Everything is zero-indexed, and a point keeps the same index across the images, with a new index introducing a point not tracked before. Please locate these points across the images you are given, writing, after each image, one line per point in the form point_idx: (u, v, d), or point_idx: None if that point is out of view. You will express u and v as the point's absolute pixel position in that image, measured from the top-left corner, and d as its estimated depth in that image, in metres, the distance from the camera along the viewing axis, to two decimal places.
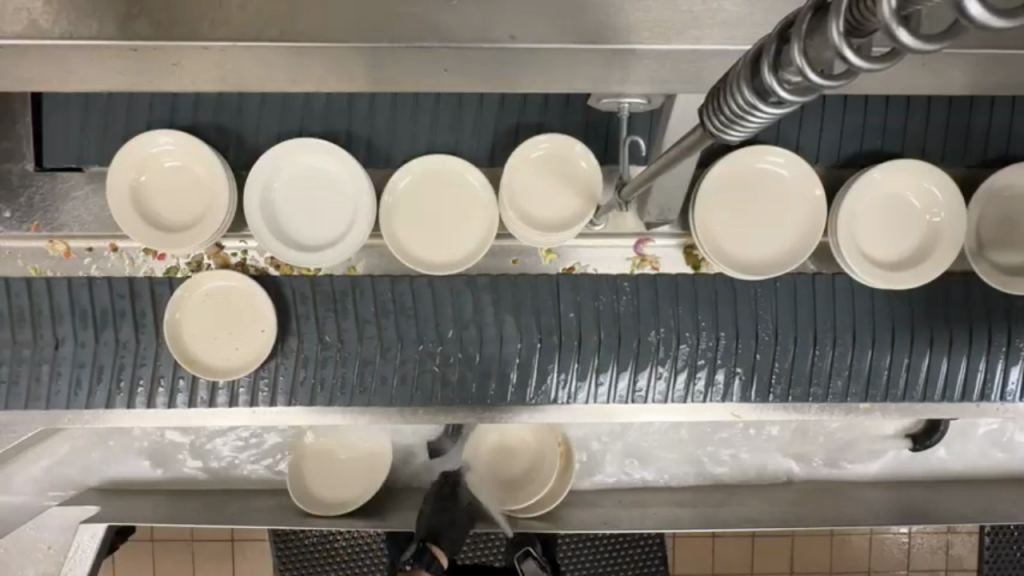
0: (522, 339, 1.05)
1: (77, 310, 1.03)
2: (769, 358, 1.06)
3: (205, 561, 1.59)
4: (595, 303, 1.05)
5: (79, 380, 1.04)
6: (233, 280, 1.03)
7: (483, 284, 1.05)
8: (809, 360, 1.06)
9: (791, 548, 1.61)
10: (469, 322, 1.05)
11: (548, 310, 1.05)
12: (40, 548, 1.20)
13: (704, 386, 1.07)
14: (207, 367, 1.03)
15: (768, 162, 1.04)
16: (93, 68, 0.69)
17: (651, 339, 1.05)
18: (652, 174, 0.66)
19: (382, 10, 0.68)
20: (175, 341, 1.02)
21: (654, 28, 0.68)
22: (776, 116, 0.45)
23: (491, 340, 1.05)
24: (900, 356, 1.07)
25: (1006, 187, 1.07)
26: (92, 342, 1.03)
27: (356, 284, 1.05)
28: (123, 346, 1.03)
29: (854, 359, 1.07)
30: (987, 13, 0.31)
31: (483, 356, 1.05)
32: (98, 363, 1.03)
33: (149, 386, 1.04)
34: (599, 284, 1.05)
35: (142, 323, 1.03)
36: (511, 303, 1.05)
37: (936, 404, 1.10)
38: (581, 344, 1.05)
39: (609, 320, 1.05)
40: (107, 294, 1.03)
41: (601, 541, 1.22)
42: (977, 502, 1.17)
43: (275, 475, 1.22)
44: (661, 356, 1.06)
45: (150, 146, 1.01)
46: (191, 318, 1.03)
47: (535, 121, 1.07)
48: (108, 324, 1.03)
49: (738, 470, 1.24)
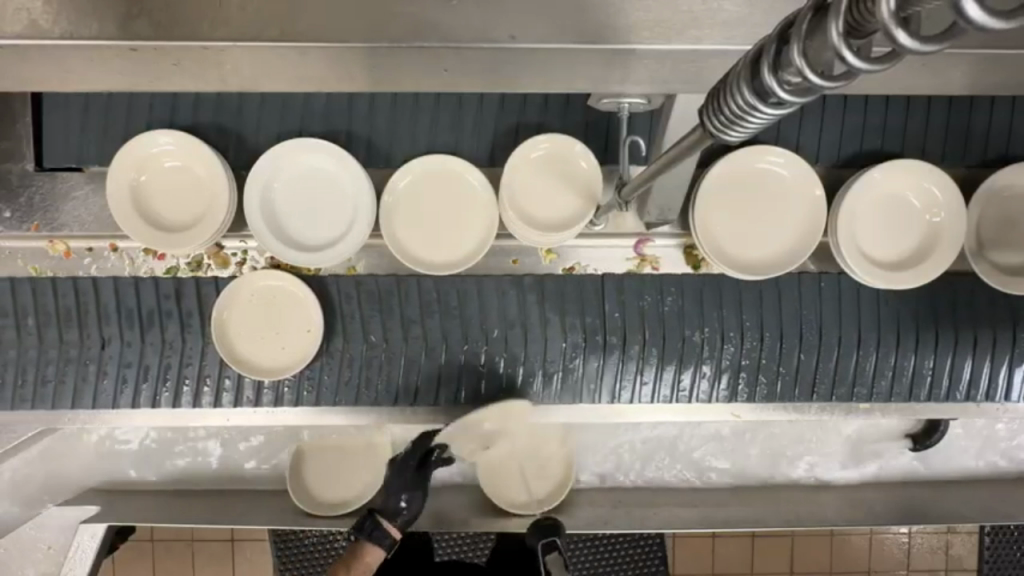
0: (566, 339, 1.06)
1: (123, 310, 1.04)
2: (813, 359, 1.07)
3: (206, 561, 1.59)
4: (640, 303, 1.06)
5: (125, 379, 1.05)
6: (280, 280, 1.04)
7: (530, 284, 1.06)
8: (854, 361, 1.08)
9: (790, 548, 1.61)
10: (515, 322, 1.06)
11: (593, 309, 1.06)
12: (40, 547, 1.20)
13: (749, 386, 1.08)
14: (253, 367, 1.04)
15: (768, 162, 1.04)
16: (94, 68, 0.70)
17: (695, 339, 1.06)
18: (652, 174, 0.66)
19: (382, 11, 0.68)
20: (222, 341, 1.03)
21: (654, 28, 0.68)
22: (776, 116, 0.45)
23: (535, 340, 1.06)
24: (944, 356, 1.08)
25: (1006, 186, 1.07)
26: (138, 342, 1.04)
27: (402, 284, 1.05)
28: (169, 345, 1.04)
29: (898, 359, 1.08)
30: (985, 15, 0.31)
31: (527, 356, 1.06)
32: (143, 364, 1.05)
33: (194, 386, 1.06)
34: (645, 284, 1.06)
35: (189, 322, 1.04)
36: (557, 304, 1.06)
37: (935, 403, 1.11)
38: (625, 345, 1.06)
39: (654, 321, 1.06)
40: (154, 295, 1.04)
41: (601, 542, 1.22)
42: (978, 502, 1.17)
43: (279, 476, 1.22)
44: (706, 356, 1.07)
45: (150, 146, 1.01)
46: (237, 319, 1.04)
47: (535, 121, 1.07)
48: (157, 324, 1.04)
49: (739, 470, 1.24)
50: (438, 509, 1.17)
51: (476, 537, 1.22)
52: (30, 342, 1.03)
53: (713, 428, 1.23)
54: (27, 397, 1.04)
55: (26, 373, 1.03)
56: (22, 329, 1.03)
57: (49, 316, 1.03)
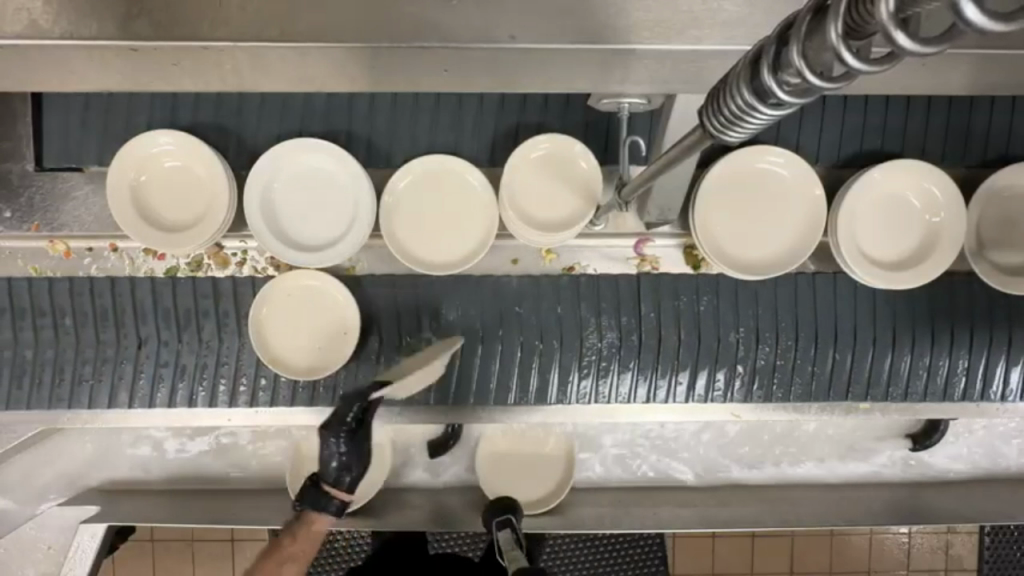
0: (602, 338, 1.07)
1: (161, 311, 1.05)
2: (847, 360, 1.08)
3: (206, 561, 1.60)
4: (676, 303, 1.07)
5: (162, 377, 1.06)
6: (316, 280, 1.05)
7: (566, 284, 1.07)
8: (888, 361, 1.08)
9: (790, 548, 1.61)
10: (554, 322, 1.07)
11: (629, 309, 1.07)
12: (40, 548, 1.20)
13: (785, 389, 1.09)
14: (290, 367, 1.05)
15: (767, 162, 1.04)
16: (93, 68, 0.70)
17: (731, 339, 1.07)
18: (652, 174, 0.66)
19: (382, 10, 0.68)
20: (260, 340, 1.04)
21: (654, 28, 0.68)
22: (775, 116, 0.45)
23: (573, 339, 1.07)
24: (978, 356, 1.09)
25: (1006, 187, 1.06)
26: (175, 342, 1.05)
27: (432, 285, 1.06)
28: (206, 345, 1.06)
29: (933, 359, 1.09)
30: (983, 17, 0.31)
31: (564, 354, 1.07)
32: (180, 363, 1.06)
33: (231, 385, 1.07)
34: (680, 284, 1.07)
35: (225, 322, 1.05)
36: (593, 304, 1.07)
37: (933, 404, 1.11)
38: (661, 345, 1.07)
39: (689, 322, 1.07)
40: (190, 295, 1.05)
41: (601, 542, 1.22)
42: (977, 503, 1.17)
43: (281, 476, 1.22)
44: (742, 356, 1.07)
45: (150, 146, 1.01)
46: (275, 319, 1.05)
47: (535, 121, 1.07)
48: (193, 324, 1.05)
49: (741, 470, 1.24)
50: (439, 509, 1.17)
51: (476, 537, 1.23)
52: (68, 341, 1.05)
53: (716, 429, 1.23)
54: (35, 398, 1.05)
55: (63, 373, 1.05)
56: (59, 327, 1.04)
57: (87, 315, 1.04)
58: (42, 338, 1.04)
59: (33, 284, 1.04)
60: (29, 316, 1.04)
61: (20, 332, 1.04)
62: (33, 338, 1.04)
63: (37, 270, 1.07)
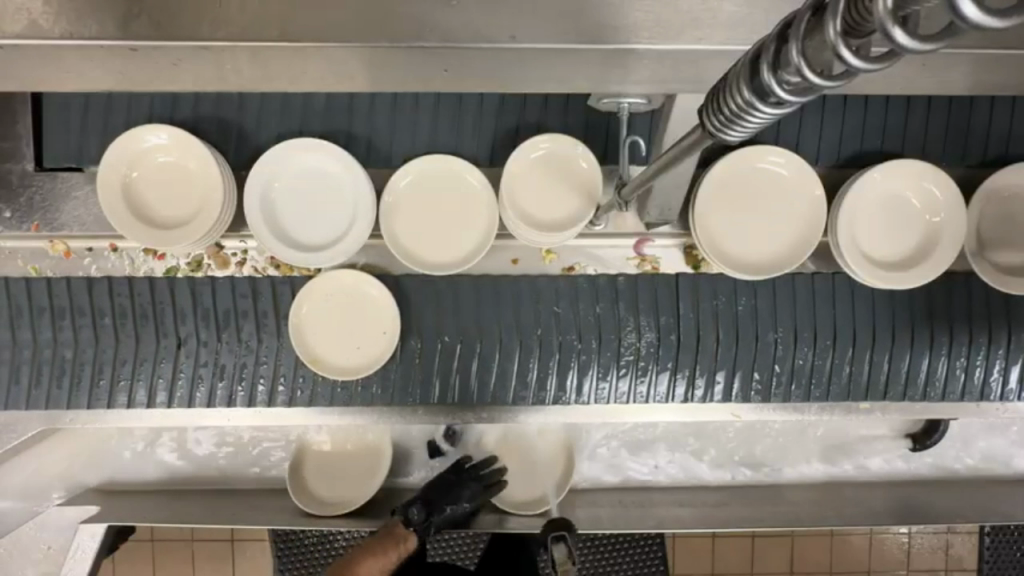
0: (641, 338, 1.07)
1: (200, 310, 1.05)
2: (884, 360, 1.08)
3: (205, 561, 1.60)
4: (714, 303, 1.07)
5: (201, 377, 1.06)
6: (352, 279, 1.04)
7: (606, 285, 1.07)
8: (926, 360, 1.08)
9: (790, 549, 1.61)
10: (593, 324, 1.06)
11: (668, 310, 1.06)
12: (40, 548, 1.20)
13: (823, 390, 1.09)
14: (330, 367, 1.04)
15: (767, 162, 1.03)
16: (92, 67, 0.70)
17: (769, 338, 1.07)
18: (652, 174, 0.66)
19: (381, 10, 0.68)
20: (300, 341, 1.03)
21: (654, 28, 0.68)
22: (775, 115, 0.45)
23: (611, 338, 1.06)
24: (1015, 352, 1.09)
25: (1007, 187, 1.07)
26: (214, 341, 1.05)
27: (458, 287, 1.06)
28: (245, 345, 1.05)
29: (971, 358, 1.09)
30: (982, 14, 0.32)
31: (603, 354, 1.07)
32: (219, 363, 1.06)
33: (269, 386, 1.06)
34: (719, 285, 1.06)
35: (264, 322, 1.05)
36: (631, 304, 1.07)
37: (937, 403, 1.11)
38: (699, 345, 1.07)
39: (728, 322, 1.06)
40: (230, 295, 1.05)
41: (601, 542, 1.22)
42: (977, 503, 1.18)
43: (280, 476, 1.22)
44: (779, 356, 1.07)
45: (145, 142, 1.01)
46: (314, 318, 1.04)
47: (534, 121, 1.07)
48: (233, 324, 1.05)
49: (743, 470, 1.24)
50: None
51: (475, 536, 1.23)
52: (107, 341, 1.04)
53: (719, 430, 1.23)
54: (36, 400, 1.06)
55: (103, 372, 1.05)
56: (99, 326, 1.04)
57: (126, 315, 1.04)
58: (81, 338, 1.04)
59: (74, 284, 1.04)
60: (69, 316, 1.04)
61: (60, 331, 1.04)
62: (74, 338, 1.04)
63: (39, 275, 1.06)
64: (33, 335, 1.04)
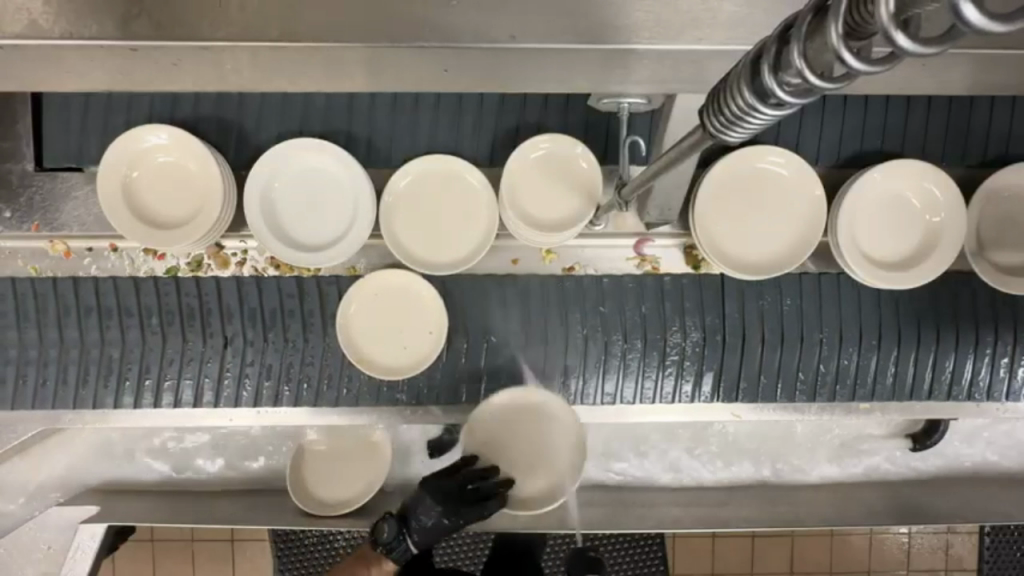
0: (686, 337, 1.07)
1: (247, 310, 1.06)
2: (929, 359, 1.09)
3: (206, 561, 1.60)
4: (759, 303, 1.07)
5: (247, 376, 1.07)
6: (401, 279, 1.05)
7: (651, 285, 1.08)
8: (971, 360, 1.09)
9: (790, 548, 1.61)
10: (638, 326, 1.07)
11: (714, 310, 1.07)
12: (40, 548, 1.20)
13: (867, 390, 1.09)
14: (376, 366, 1.05)
15: (767, 162, 1.03)
16: (92, 67, 0.69)
17: (815, 338, 1.07)
18: (652, 174, 0.66)
19: (382, 9, 0.68)
20: (348, 340, 1.04)
21: (654, 28, 0.68)
22: (776, 117, 0.45)
23: (656, 337, 1.07)
24: None
25: (1008, 187, 1.06)
26: (260, 341, 1.06)
27: (488, 286, 1.07)
28: (291, 344, 1.06)
29: (1014, 358, 1.09)
30: (985, 18, 0.31)
31: (649, 354, 1.07)
32: (265, 363, 1.07)
33: (317, 386, 1.07)
34: (765, 285, 1.07)
35: (311, 322, 1.06)
36: (677, 304, 1.08)
37: (937, 403, 1.12)
38: (744, 345, 1.07)
39: (773, 322, 1.07)
40: (276, 295, 1.06)
41: (601, 543, 1.22)
42: (976, 503, 1.18)
43: (279, 476, 1.22)
44: (824, 357, 1.08)
45: (144, 142, 1.01)
46: (361, 318, 1.05)
47: (534, 121, 1.07)
48: (279, 324, 1.06)
49: (745, 469, 1.24)
50: None
51: (476, 537, 1.22)
52: (154, 340, 1.05)
53: (722, 431, 1.23)
54: (38, 398, 1.06)
55: (149, 370, 1.06)
56: (146, 327, 1.05)
57: (173, 314, 1.05)
58: (128, 337, 1.05)
59: (121, 283, 1.05)
60: (115, 316, 1.05)
61: (107, 331, 1.05)
62: (122, 337, 1.05)
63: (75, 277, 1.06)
64: (79, 335, 1.05)
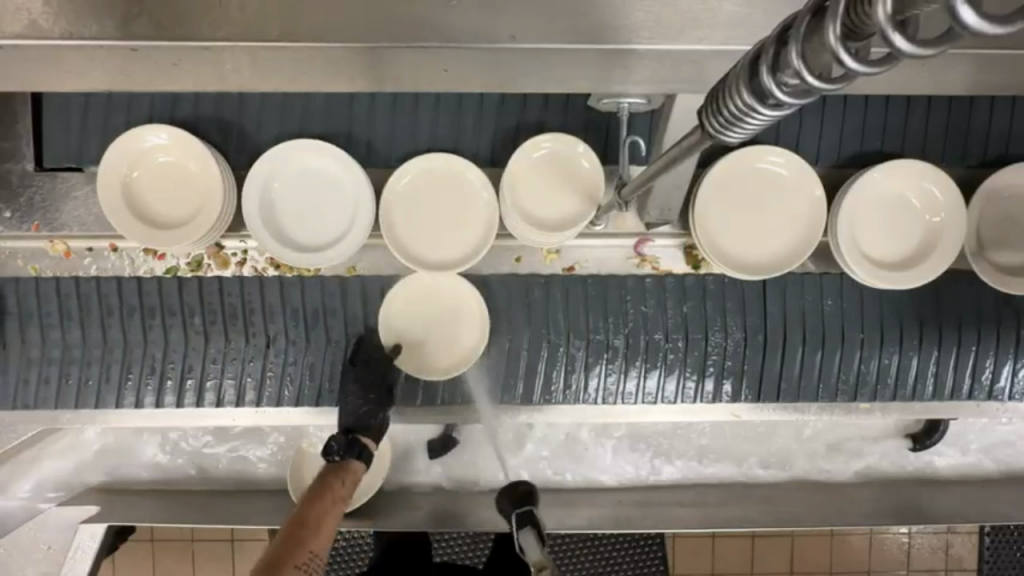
0: (728, 337, 1.08)
1: (289, 310, 1.07)
2: (968, 359, 1.09)
3: (206, 561, 1.60)
4: (800, 303, 1.08)
5: (289, 376, 1.08)
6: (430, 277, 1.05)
7: (692, 284, 1.09)
8: (1011, 360, 1.09)
9: (790, 548, 1.61)
10: (680, 326, 1.08)
11: (755, 311, 1.08)
12: (40, 548, 1.20)
13: (908, 390, 1.10)
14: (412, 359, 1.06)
15: (767, 162, 1.03)
16: (91, 67, 0.69)
17: (856, 338, 1.08)
18: (652, 174, 0.66)
19: (382, 9, 0.68)
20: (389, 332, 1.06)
21: (654, 28, 0.68)
22: (774, 117, 0.45)
23: (699, 337, 1.08)
24: None
25: (1009, 187, 1.06)
26: (303, 341, 1.07)
27: (531, 289, 1.08)
28: (335, 343, 1.08)
29: None
30: (982, 20, 0.31)
31: (694, 354, 1.08)
32: (308, 363, 1.08)
33: None
34: (804, 284, 1.08)
35: (353, 321, 1.08)
36: (718, 305, 1.08)
37: (953, 403, 1.12)
38: (786, 345, 1.08)
39: (815, 321, 1.08)
40: (319, 295, 1.07)
41: (600, 542, 1.22)
42: (975, 504, 1.17)
43: (279, 476, 1.22)
44: (864, 358, 1.09)
45: (144, 142, 1.01)
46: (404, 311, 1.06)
47: (534, 121, 1.07)
48: (321, 324, 1.07)
49: (744, 469, 1.24)
50: (439, 510, 1.18)
51: (476, 537, 1.23)
52: (197, 341, 1.06)
53: (723, 431, 1.23)
54: (38, 398, 1.07)
55: (193, 370, 1.07)
56: (190, 326, 1.06)
57: (216, 314, 1.06)
58: (171, 338, 1.06)
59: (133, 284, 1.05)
60: (158, 315, 1.06)
61: (150, 331, 1.06)
62: (163, 337, 1.06)
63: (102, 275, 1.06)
64: (122, 335, 1.06)
